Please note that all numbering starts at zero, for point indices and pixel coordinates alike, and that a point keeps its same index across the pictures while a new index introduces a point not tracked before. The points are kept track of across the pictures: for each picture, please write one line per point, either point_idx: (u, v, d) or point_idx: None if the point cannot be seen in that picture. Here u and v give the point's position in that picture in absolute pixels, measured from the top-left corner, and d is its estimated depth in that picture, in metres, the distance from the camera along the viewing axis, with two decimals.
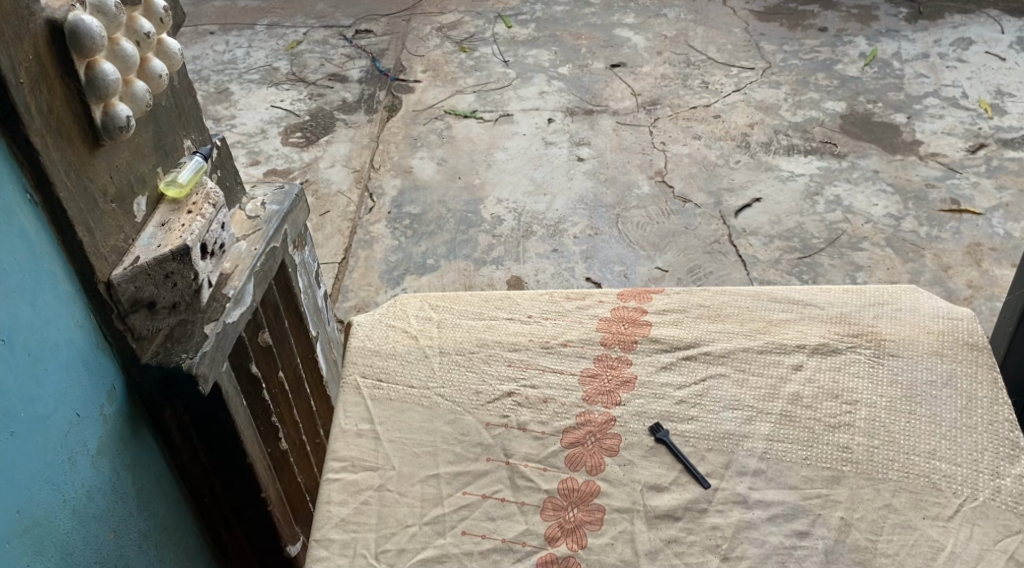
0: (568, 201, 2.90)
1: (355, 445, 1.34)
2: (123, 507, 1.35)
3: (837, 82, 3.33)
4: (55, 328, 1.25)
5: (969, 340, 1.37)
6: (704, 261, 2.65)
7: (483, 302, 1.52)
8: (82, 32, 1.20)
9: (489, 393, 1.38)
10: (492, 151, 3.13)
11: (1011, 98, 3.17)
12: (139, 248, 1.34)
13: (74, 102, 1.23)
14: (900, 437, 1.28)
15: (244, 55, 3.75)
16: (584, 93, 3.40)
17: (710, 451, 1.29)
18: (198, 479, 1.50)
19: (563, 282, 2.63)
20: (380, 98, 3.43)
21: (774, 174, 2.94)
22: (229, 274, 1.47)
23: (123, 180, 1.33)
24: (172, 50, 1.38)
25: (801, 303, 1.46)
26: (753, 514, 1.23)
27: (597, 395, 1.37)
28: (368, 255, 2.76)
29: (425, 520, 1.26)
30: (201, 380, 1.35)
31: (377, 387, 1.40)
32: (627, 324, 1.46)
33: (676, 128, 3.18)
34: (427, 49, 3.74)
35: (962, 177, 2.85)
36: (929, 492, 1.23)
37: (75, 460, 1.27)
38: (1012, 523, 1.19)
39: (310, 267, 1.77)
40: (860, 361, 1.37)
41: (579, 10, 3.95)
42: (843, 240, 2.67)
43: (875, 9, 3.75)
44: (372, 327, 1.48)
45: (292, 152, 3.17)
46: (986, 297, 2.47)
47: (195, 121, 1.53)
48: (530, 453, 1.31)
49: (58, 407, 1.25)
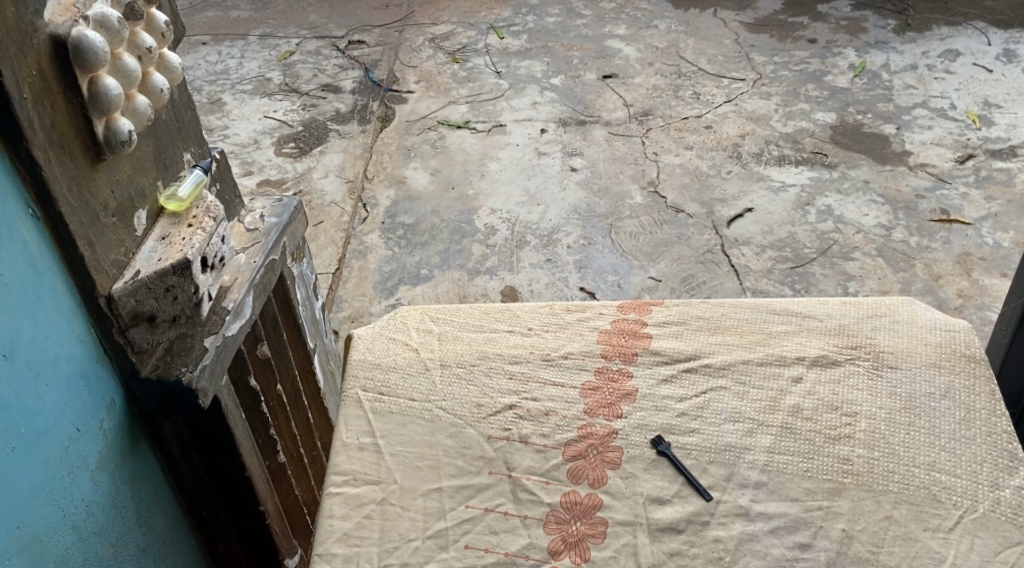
0: (561, 210, 2.91)
1: (357, 459, 1.34)
2: (122, 521, 1.34)
3: (826, 93, 3.35)
4: (56, 342, 1.24)
5: (966, 352, 1.38)
6: (697, 270, 2.66)
7: (483, 315, 1.52)
8: (87, 48, 1.20)
9: (490, 406, 1.38)
10: (485, 161, 3.14)
11: (999, 109, 3.19)
12: (140, 261, 1.34)
13: (77, 118, 1.23)
14: (900, 449, 1.28)
15: (236, 65, 3.75)
16: (577, 104, 3.41)
17: (712, 463, 1.30)
18: (196, 494, 1.49)
19: (557, 292, 2.63)
20: (373, 109, 3.43)
21: (766, 184, 2.95)
22: (228, 287, 1.47)
23: (124, 194, 1.33)
24: (173, 64, 1.39)
25: (799, 315, 1.46)
26: (756, 527, 1.23)
27: (599, 407, 1.37)
28: (362, 266, 2.75)
29: (427, 534, 1.26)
30: (201, 394, 1.35)
31: (378, 400, 1.40)
32: (628, 336, 1.46)
33: (668, 138, 3.20)
34: (420, 60, 3.74)
35: (952, 187, 2.87)
36: (929, 504, 1.23)
37: (74, 474, 1.26)
38: (1012, 534, 1.20)
39: (308, 279, 1.77)
40: (858, 372, 1.37)
41: (571, 21, 3.97)
42: (835, 250, 2.69)
43: (864, 21, 3.78)
44: (373, 340, 1.48)
45: (285, 162, 3.17)
46: (977, 305, 2.49)
47: (194, 134, 1.53)
48: (532, 466, 1.31)
49: (58, 421, 1.24)
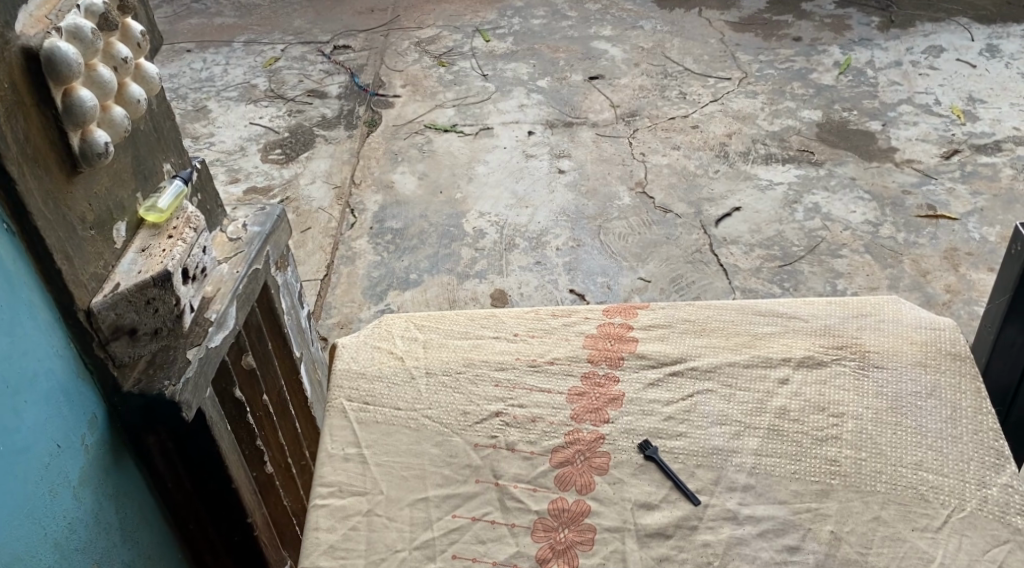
0: (550, 213, 2.91)
1: (342, 470, 1.33)
2: (107, 538, 1.33)
3: (812, 91, 3.35)
4: (35, 358, 1.23)
5: (951, 350, 1.38)
6: (686, 270, 2.66)
7: (469, 321, 1.52)
8: (59, 60, 1.20)
9: (476, 414, 1.37)
10: (473, 165, 3.13)
11: (983, 104, 3.20)
12: (120, 274, 1.33)
13: (52, 130, 1.22)
14: (887, 449, 1.28)
15: (222, 72, 3.74)
16: (563, 106, 3.40)
17: (699, 467, 1.29)
18: (182, 508, 1.48)
19: (546, 294, 2.63)
20: (360, 114, 3.42)
21: (753, 183, 2.95)
22: (211, 298, 1.46)
23: (101, 207, 1.32)
24: (151, 74, 1.38)
25: (784, 317, 1.46)
26: (744, 531, 1.23)
27: (585, 412, 1.37)
28: (350, 271, 2.74)
29: (414, 545, 1.25)
30: (185, 407, 1.34)
31: (364, 410, 1.39)
32: (613, 340, 1.46)
33: (656, 138, 3.19)
34: (406, 64, 3.73)
35: (938, 182, 2.87)
36: (917, 504, 1.23)
37: (56, 491, 1.25)
38: (1000, 533, 1.20)
39: (293, 287, 1.76)
40: (844, 373, 1.37)
41: (556, 23, 3.97)
42: (822, 248, 2.69)
43: (848, 18, 3.78)
44: (358, 349, 1.48)
45: (272, 168, 3.16)
46: (964, 300, 2.49)
47: (174, 143, 1.53)
48: (519, 474, 1.31)
49: (38, 438, 1.23)
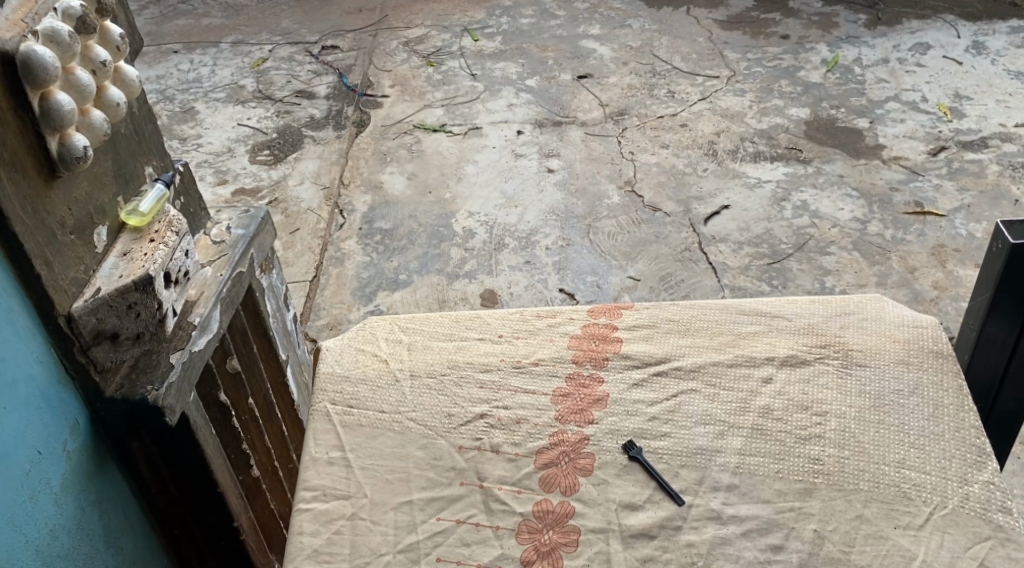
0: (539, 213, 2.90)
1: (326, 474, 1.33)
2: (90, 544, 1.32)
3: (800, 89, 3.36)
4: (15, 364, 1.22)
5: (934, 348, 1.39)
6: (675, 268, 2.66)
7: (453, 323, 1.52)
8: (36, 64, 1.19)
9: (460, 416, 1.37)
10: (462, 165, 3.13)
11: (969, 101, 3.21)
12: (102, 278, 1.32)
13: (29, 134, 1.22)
14: (869, 448, 1.28)
15: (209, 73, 3.73)
16: (552, 105, 3.40)
17: (683, 467, 1.29)
18: (167, 511, 1.47)
19: (536, 294, 2.63)
20: (349, 115, 3.42)
21: (742, 181, 2.95)
22: (194, 301, 1.46)
23: (81, 211, 1.32)
24: (130, 77, 1.38)
25: (769, 316, 1.46)
26: (727, 530, 1.23)
27: (569, 413, 1.37)
28: (339, 272, 2.74)
29: (398, 548, 1.25)
30: (168, 411, 1.34)
31: (347, 413, 1.39)
32: (598, 341, 1.46)
33: (644, 137, 3.20)
34: (395, 64, 3.73)
35: (925, 179, 2.88)
36: (900, 502, 1.23)
37: (37, 498, 1.24)
38: (981, 529, 1.20)
39: (279, 290, 1.76)
40: (827, 372, 1.37)
41: (545, 22, 3.97)
42: (811, 245, 2.69)
43: (835, 16, 3.79)
44: (341, 352, 1.48)
45: (261, 169, 3.16)
46: (952, 297, 2.50)
47: (155, 146, 1.52)
48: (504, 475, 1.31)
49: (18, 444, 1.22)
